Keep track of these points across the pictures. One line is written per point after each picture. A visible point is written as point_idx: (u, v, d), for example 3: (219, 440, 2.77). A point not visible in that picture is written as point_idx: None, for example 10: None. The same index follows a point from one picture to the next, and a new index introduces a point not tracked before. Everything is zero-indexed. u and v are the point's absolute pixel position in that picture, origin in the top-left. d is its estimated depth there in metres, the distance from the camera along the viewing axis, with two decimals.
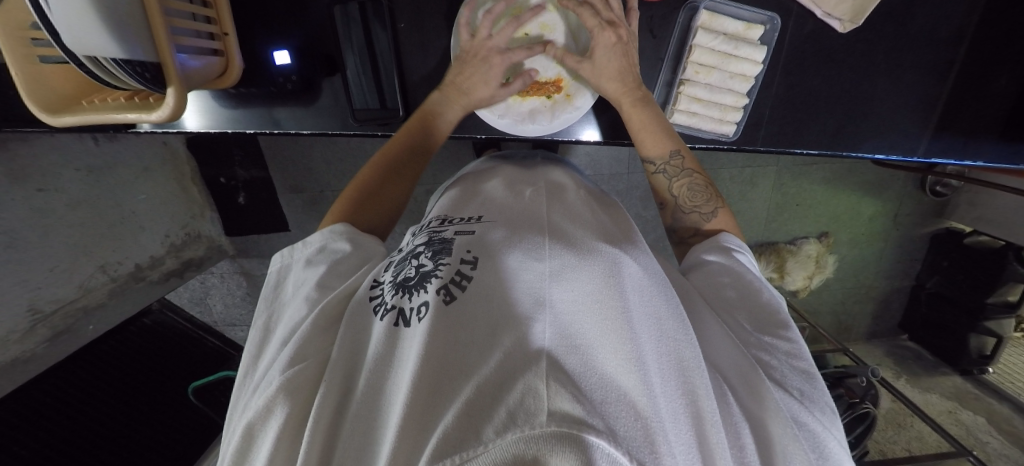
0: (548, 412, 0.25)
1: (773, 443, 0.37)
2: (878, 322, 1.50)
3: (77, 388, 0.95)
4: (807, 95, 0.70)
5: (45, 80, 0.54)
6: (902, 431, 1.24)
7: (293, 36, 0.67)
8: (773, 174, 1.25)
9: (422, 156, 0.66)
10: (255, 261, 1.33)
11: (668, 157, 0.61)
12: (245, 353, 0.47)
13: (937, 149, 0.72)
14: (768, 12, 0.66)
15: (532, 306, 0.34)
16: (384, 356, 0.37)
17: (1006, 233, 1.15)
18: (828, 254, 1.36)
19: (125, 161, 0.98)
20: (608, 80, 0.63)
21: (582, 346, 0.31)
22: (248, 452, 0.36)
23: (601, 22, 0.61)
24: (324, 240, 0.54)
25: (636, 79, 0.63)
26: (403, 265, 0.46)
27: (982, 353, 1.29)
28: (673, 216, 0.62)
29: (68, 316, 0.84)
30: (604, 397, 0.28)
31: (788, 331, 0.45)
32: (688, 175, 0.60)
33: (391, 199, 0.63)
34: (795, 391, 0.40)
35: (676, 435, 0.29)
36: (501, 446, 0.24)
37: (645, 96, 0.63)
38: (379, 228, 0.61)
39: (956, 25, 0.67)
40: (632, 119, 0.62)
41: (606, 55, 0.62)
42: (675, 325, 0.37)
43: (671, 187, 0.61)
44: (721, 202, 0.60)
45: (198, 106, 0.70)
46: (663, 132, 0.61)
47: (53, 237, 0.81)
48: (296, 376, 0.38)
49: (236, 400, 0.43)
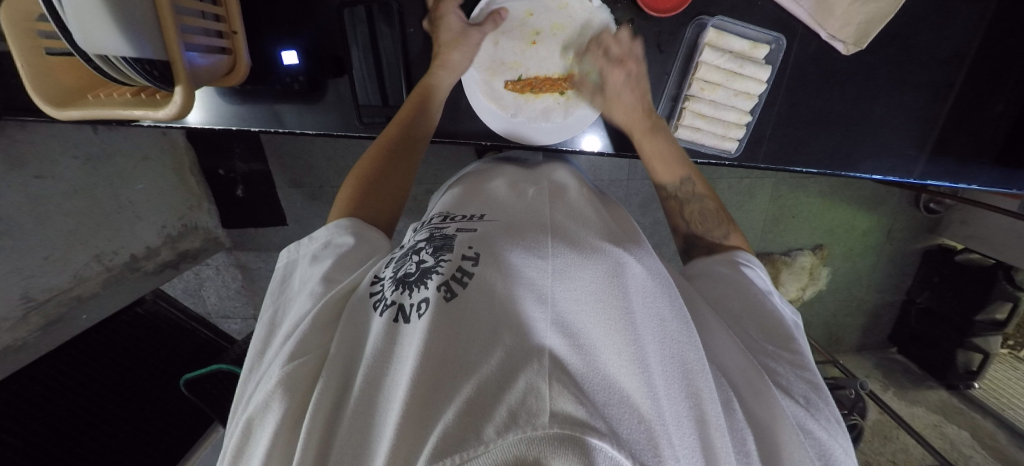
0: (549, 414, 0.25)
1: (781, 449, 0.36)
2: (867, 335, 1.52)
3: (65, 375, 0.94)
4: (809, 114, 0.71)
5: (52, 73, 0.53)
6: (888, 443, 1.26)
7: (300, 36, 0.67)
8: (770, 185, 1.27)
9: (420, 141, 0.65)
10: (251, 255, 1.33)
11: (680, 183, 0.65)
12: (250, 346, 0.47)
13: (932, 172, 0.74)
14: (774, 32, 0.67)
15: (535, 306, 0.35)
16: (382, 352, 0.37)
17: (997, 251, 1.17)
18: (822, 266, 1.38)
19: (124, 150, 0.97)
20: (618, 112, 0.68)
21: (585, 345, 0.32)
22: (247, 445, 0.37)
23: (612, 60, 0.67)
24: (330, 235, 0.55)
25: (647, 109, 0.68)
26: (403, 261, 0.47)
27: (968, 368, 1.29)
28: (685, 238, 0.64)
29: (61, 304, 0.84)
30: (606, 398, 0.28)
31: (795, 345, 0.46)
32: (698, 200, 0.64)
33: (393, 188, 0.63)
34: (801, 398, 0.41)
35: (679, 437, 0.29)
36: (502, 446, 0.24)
37: (656, 125, 0.67)
38: (382, 214, 0.61)
39: (957, 51, 0.68)
40: (645, 147, 0.67)
41: (618, 91, 0.68)
42: (678, 327, 0.37)
43: (683, 213, 0.65)
44: (731, 225, 0.62)
45: (202, 102, 0.70)
46: (678, 159, 0.65)
47: (48, 225, 0.80)
48: (295, 372, 0.39)
49: (242, 390, 0.44)
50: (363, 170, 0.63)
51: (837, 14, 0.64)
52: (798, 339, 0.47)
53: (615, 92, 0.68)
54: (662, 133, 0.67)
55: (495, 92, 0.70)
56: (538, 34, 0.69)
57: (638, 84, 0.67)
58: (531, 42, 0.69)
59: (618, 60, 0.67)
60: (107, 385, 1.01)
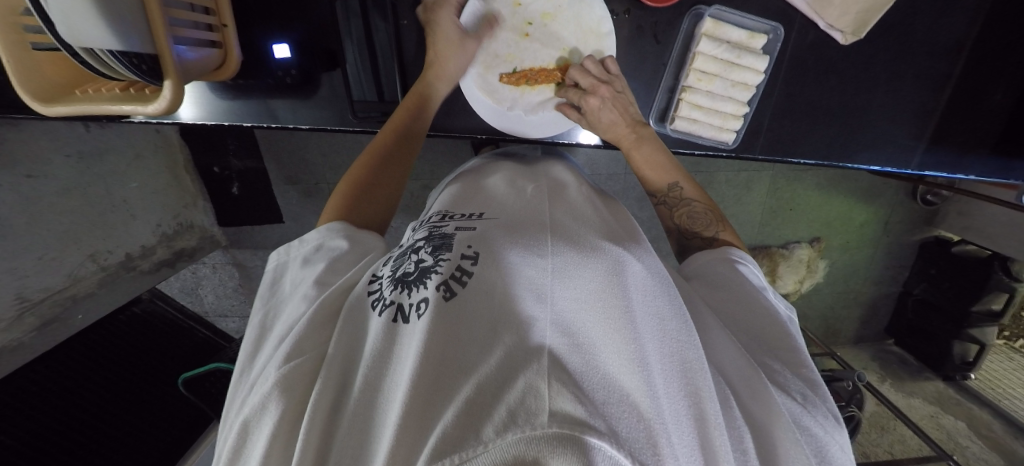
0: (548, 413, 0.25)
1: (778, 448, 0.36)
2: (865, 327, 1.53)
3: (62, 377, 0.94)
4: (807, 105, 0.71)
5: (38, 69, 0.52)
6: (885, 433, 1.26)
7: (292, 29, 0.66)
8: (768, 178, 1.27)
9: (414, 141, 0.65)
10: (248, 252, 1.33)
11: (669, 190, 0.65)
12: (241, 349, 0.47)
13: (930, 162, 0.74)
14: (771, 22, 0.67)
15: (534, 305, 0.34)
16: (381, 352, 0.37)
17: (993, 242, 1.17)
18: (819, 258, 1.39)
19: (117, 148, 0.96)
20: (604, 131, 0.65)
21: (584, 345, 0.32)
22: (243, 449, 0.36)
23: (593, 82, 0.63)
24: (322, 238, 0.55)
25: (635, 121, 0.65)
26: (402, 260, 0.47)
27: (965, 360, 1.30)
28: (678, 241, 0.65)
29: (56, 304, 0.83)
30: (605, 397, 0.28)
31: (794, 344, 0.46)
32: (688, 204, 0.64)
33: (384, 192, 0.63)
34: (798, 395, 0.41)
35: (678, 436, 0.29)
36: (501, 446, 0.24)
37: (644, 136, 0.65)
38: (376, 215, 0.62)
39: (955, 40, 0.68)
40: (635, 159, 0.66)
41: (601, 113, 0.64)
42: (678, 325, 0.37)
43: (674, 216, 0.65)
44: (724, 225, 0.62)
45: (194, 96, 0.69)
46: (668, 164, 0.65)
47: (40, 225, 0.79)
48: (292, 372, 0.38)
49: (234, 393, 0.44)
50: (353, 175, 0.63)
51: (835, 3, 0.63)
52: (795, 336, 0.47)
53: (595, 114, 0.64)
54: (651, 140, 0.65)
55: (490, 86, 0.69)
56: (531, 25, 0.68)
57: (619, 102, 0.64)
58: (524, 33, 0.68)
59: (599, 81, 0.64)
60: (104, 385, 1.00)
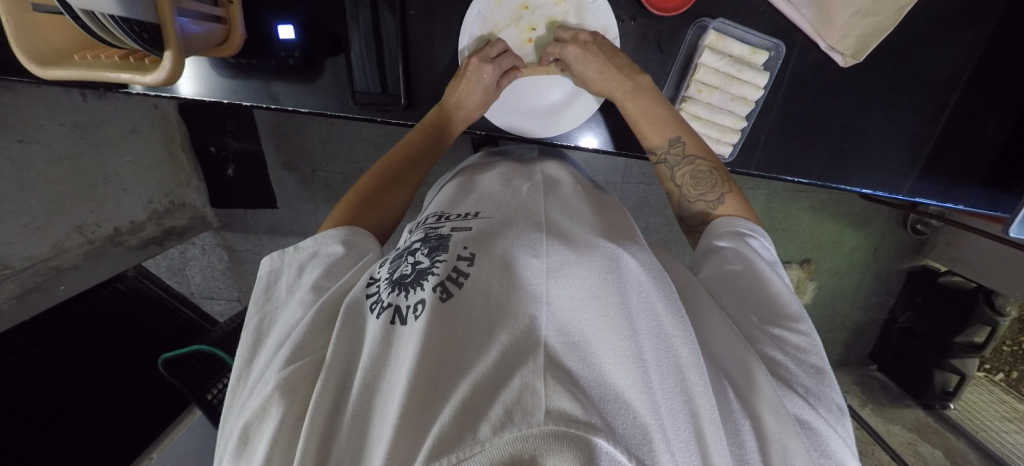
0: (545, 411, 0.25)
1: (772, 438, 0.36)
2: (849, 350, 1.54)
3: (37, 349, 0.91)
4: (805, 124, 0.72)
5: (38, 32, 0.51)
6: (864, 457, 1.25)
7: (298, 10, 0.65)
8: (763, 197, 1.28)
9: (437, 152, 0.69)
10: (239, 236, 1.32)
11: (669, 144, 0.63)
12: (237, 356, 0.46)
13: (922, 189, 0.75)
14: (774, 39, 0.67)
15: (534, 303, 0.35)
16: (379, 354, 0.37)
17: (980, 276, 1.19)
18: (807, 280, 1.41)
19: (113, 120, 0.94)
20: (595, 83, 0.65)
21: (581, 343, 0.32)
22: (245, 451, 0.36)
23: (566, 38, 0.66)
24: (317, 245, 0.54)
25: (623, 70, 0.64)
26: (399, 262, 0.47)
27: (944, 388, 1.28)
28: (680, 205, 0.64)
29: (39, 274, 0.81)
30: (602, 394, 0.29)
31: (800, 324, 0.46)
32: (692, 161, 0.62)
33: (382, 220, 0.62)
34: (800, 387, 0.41)
35: (674, 432, 0.29)
36: (498, 445, 0.24)
37: (639, 85, 0.64)
38: (382, 233, 0.63)
39: (951, 72, 0.69)
40: (634, 114, 0.65)
41: (581, 65, 0.64)
42: (675, 320, 0.37)
43: (676, 177, 0.64)
44: (729, 186, 0.60)
45: (194, 73, 0.68)
46: (666, 119, 0.63)
47: (28, 192, 0.77)
48: (293, 375, 0.38)
49: (231, 400, 0.43)
50: (348, 201, 0.62)
51: (837, 26, 0.64)
52: (805, 321, 0.47)
53: (574, 63, 0.65)
54: (648, 90, 0.65)
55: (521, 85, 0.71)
56: (535, 31, 0.68)
57: (603, 45, 0.65)
58: (527, 39, 0.69)
59: (563, 37, 0.66)
60: (83, 358, 0.99)
